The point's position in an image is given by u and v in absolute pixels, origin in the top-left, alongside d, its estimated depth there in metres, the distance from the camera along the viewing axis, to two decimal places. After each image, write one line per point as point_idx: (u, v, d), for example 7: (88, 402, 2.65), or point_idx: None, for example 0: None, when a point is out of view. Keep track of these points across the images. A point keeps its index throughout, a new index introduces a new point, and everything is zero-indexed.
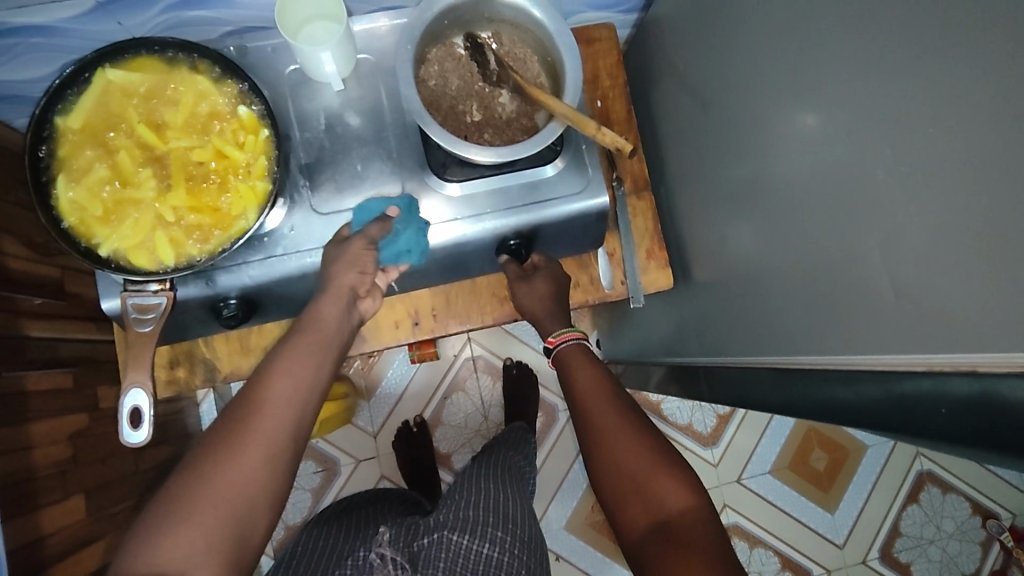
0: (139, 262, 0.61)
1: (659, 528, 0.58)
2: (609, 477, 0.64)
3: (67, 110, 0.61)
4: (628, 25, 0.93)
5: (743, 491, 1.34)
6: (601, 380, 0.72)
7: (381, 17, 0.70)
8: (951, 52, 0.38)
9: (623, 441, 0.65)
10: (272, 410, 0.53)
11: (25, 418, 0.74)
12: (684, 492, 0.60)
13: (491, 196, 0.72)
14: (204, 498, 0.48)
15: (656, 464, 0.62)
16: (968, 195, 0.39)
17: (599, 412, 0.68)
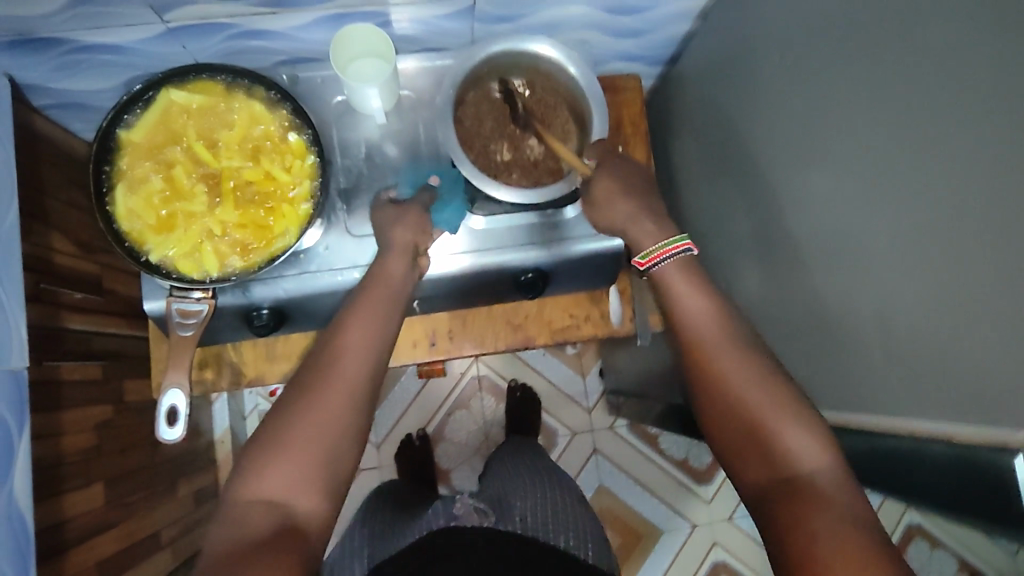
0: (185, 270, 0.66)
1: (786, 486, 0.50)
2: (717, 416, 0.56)
3: (131, 125, 0.66)
4: (653, 76, 0.98)
5: (732, 529, 1.41)
6: (714, 309, 0.59)
7: (418, 58, 0.76)
8: (960, 147, 0.42)
9: (738, 372, 0.55)
10: (347, 357, 0.59)
11: (58, 407, 0.78)
12: (815, 443, 0.51)
13: (512, 230, 0.77)
14: (301, 435, 0.55)
15: (776, 406, 0.53)
16: (970, 278, 0.42)
17: (710, 352, 0.57)
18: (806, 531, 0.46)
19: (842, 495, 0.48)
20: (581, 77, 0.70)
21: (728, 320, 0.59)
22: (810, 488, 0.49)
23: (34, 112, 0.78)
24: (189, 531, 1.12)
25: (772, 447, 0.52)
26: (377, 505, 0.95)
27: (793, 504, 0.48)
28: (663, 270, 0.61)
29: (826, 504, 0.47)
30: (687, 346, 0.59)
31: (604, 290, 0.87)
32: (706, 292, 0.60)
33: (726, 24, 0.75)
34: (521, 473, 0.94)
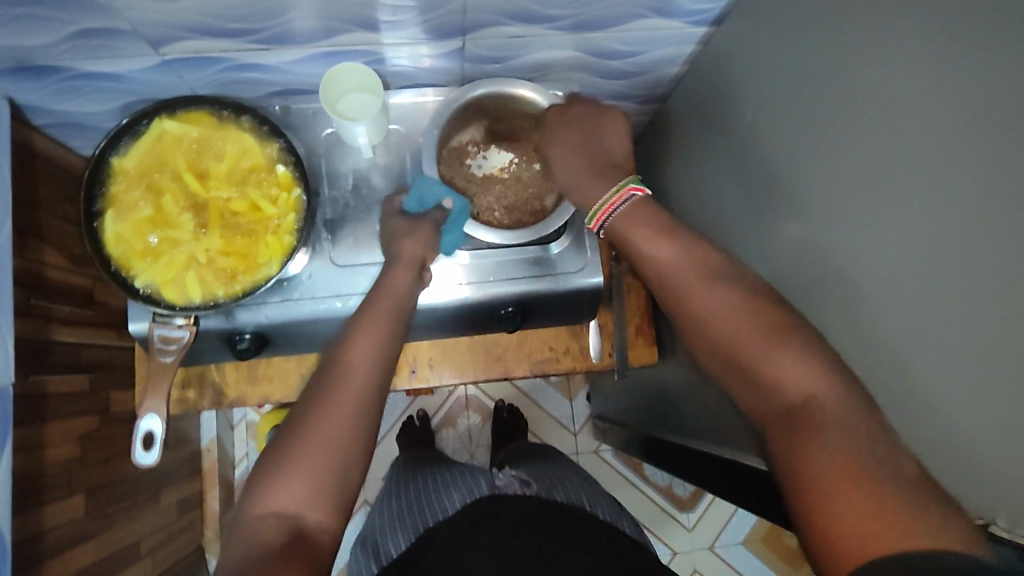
0: (169, 295, 0.68)
1: (788, 414, 0.51)
2: (715, 362, 0.57)
3: (123, 152, 0.68)
4: (643, 113, 1.00)
5: (715, 559, 1.41)
6: (680, 254, 0.62)
7: (428, 92, 0.80)
8: (967, 224, 0.43)
9: (719, 309, 0.58)
10: (355, 371, 0.61)
11: (42, 419, 0.79)
12: (803, 363, 0.51)
13: (496, 265, 0.79)
14: (312, 448, 0.56)
15: (761, 339, 0.54)
16: (975, 351, 0.43)
17: (690, 299, 0.60)
18: (806, 455, 0.47)
19: (845, 419, 0.47)
20: (562, 118, 0.74)
21: (704, 261, 0.61)
22: (807, 408, 0.49)
23: (33, 131, 0.80)
24: (170, 540, 1.13)
25: (765, 380, 0.53)
26: (403, 480, 1.01)
27: (792, 433, 0.49)
28: (618, 222, 0.65)
29: (821, 422, 0.48)
30: (673, 296, 0.61)
31: (584, 325, 0.90)
32: (673, 237, 0.63)
33: (717, 73, 0.77)
34: (529, 463, 1.01)
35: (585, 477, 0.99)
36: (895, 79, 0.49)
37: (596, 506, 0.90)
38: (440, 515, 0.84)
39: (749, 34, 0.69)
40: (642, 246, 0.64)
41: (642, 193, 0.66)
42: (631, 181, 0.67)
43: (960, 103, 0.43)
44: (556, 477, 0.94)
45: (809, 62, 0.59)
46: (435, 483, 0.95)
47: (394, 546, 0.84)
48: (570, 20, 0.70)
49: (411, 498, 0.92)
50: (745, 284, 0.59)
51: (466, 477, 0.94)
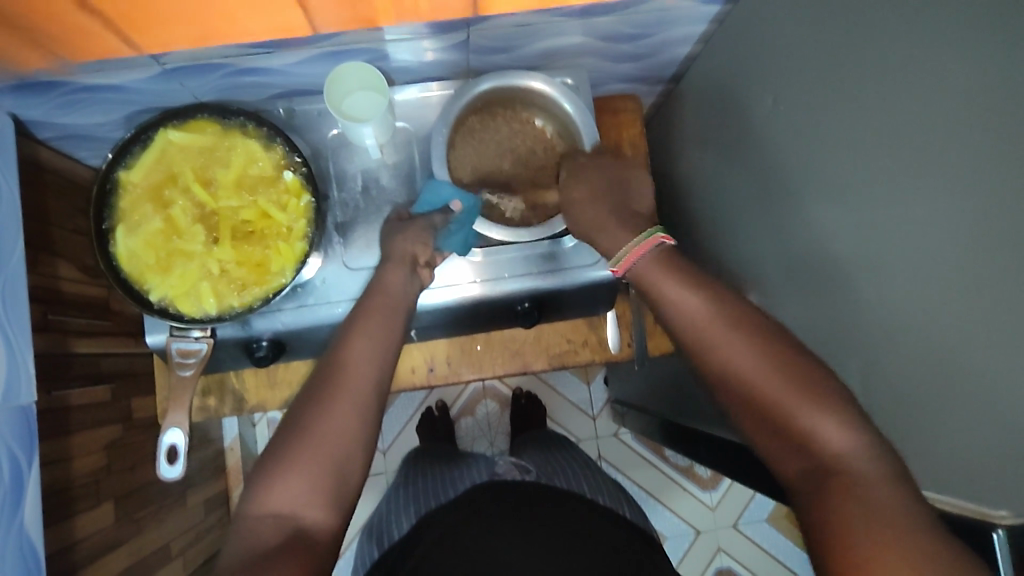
0: (185, 308, 0.68)
1: (821, 474, 0.51)
2: (743, 415, 0.56)
3: (129, 165, 0.68)
4: (653, 94, 0.97)
5: (739, 537, 1.42)
6: (703, 299, 0.60)
7: (433, 86, 0.78)
8: (998, 212, 0.42)
9: (743, 364, 0.56)
10: (356, 374, 0.60)
11: (67, 432, 0.80)
12: (835, 426, 0.51)
13: (510, 261, 0.77)
14: (327, 464, 0.56)
15: (790, 392, 0.53)
16: (1005, 345, 0.42)
17: (724, 356, 0.57)
18: (849, 526, 0.47)
19: (878, 483, 0.48)
20: (574, 111, 0.72)
21: (724, 308, 0.59)
22: (839, 470, 0.50)
23: (39, 144, 0.79)
24: (200, 539, 1.15)
25: (795, 438, 0.53)
26: (413, 466, 1.03)
27: (830, 496, 0.49)
28: (642, 266, 0.63)
29: (860, 481, 0.49)
30: (695, 347, 0.59)
31: (601, 316, 0.89)
32: (701, 291, 0.60)
33: (730, 52, 0.75)
34: (532, 452, 1.03)
35: (589, 462, 1.00)
36: (921, 57, 0.47)
37: (597, 492, 0.89)
38: (446, 495, 0.86)
39: (764, 10, 0.66)
40: (668, 294, 0.61)
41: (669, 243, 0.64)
42: (659, 231, 0.65)
43: (992, 83, 0.41)
44: (561, 462, 0.96)
45: (828, 40, 0.57)
46: (444, 471, 0.97)
47: (397, 528, 0.85)
48: (578, 7, 0.68)
49: (419, 482, 0.94)
50: (777, 340, 0.57)
51: (474, 466, 0.96)
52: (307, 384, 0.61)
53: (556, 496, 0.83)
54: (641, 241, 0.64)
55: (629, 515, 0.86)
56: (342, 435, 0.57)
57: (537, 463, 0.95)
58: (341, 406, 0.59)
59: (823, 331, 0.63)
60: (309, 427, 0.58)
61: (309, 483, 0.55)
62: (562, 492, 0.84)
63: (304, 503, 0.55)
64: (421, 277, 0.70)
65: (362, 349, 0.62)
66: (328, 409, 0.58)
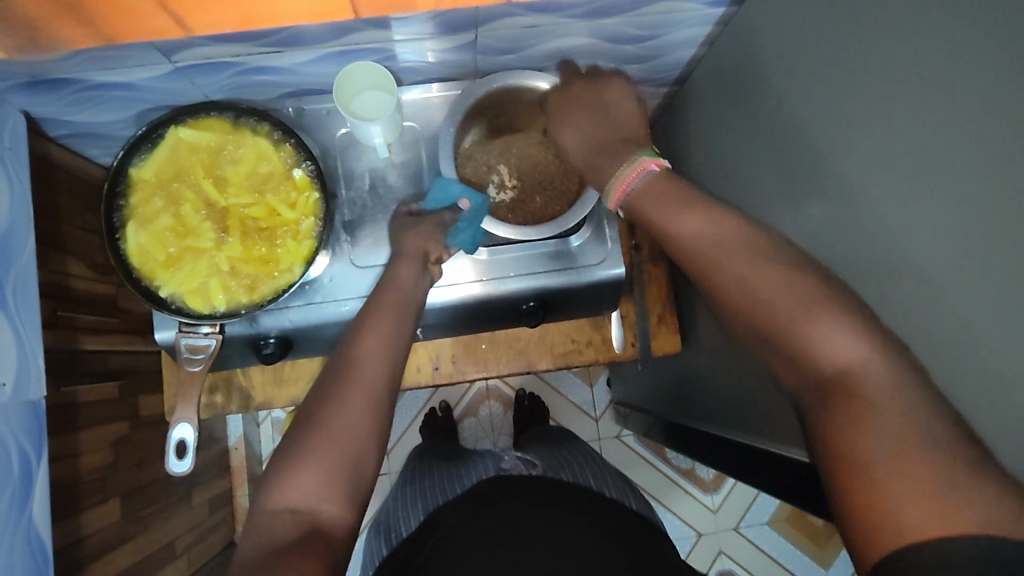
0: (194, 305, 0.68)
1: (824, 388, 0.46)
2: (747, 339, 0.52)
3: (140, 162, 0.68)
4: (659, 96, 0.98)
5: (740, 540, 1.42)
6: (707, 219, 0.56)
7: (435, 87, 0.80)
8: (999, 210, 0.42)
9: (745, 279, 0.52)
10: (365, 369, 0.61)
11: (74, 428, 0.80)
12: (847, 335, 0.46)
13: (515, 260, 0.78)
14: (333, 460, 0.56)
15: (799, 309, 0.48)
16: (1007, 342, 0.43)
17: (731, 275, 0.53)
18: (854, 445, 0.43)
19: (889, 393, 0.43)
20: None
21: (726, 224, 0.55)
22: (850, 381, 0.45)
23: (49, 143, 0.79)
24: (204, 538, 1.15)
25: (804, 356, 0.48)
26: (418, 463, 1.04)
27: (837, 413, 0.44)
28: (636, 194, 0.61)
29: (866, 396, 0.43)
30: (692, 265, 0.55)
31: (605, 316, 0.89)
32: (706, 208, 0.56)
33: (734, 55, 0.76)
34: (536, 449, 1.02)
35: (592, 455, 0.99)
36: (924, 57, 0.47)
37: (603, 484, 0.90)
38: (450, 495, 0.85)
39: (769, 11, 0.67)
40: (663, 217, 0.58)
41: (661, 166, 0.62)
42: (644, 158, 0.63)
43: (994, 81, 0.42)
44: (568, 458, 0.96)
45: (832, 41, 0.57)
46: (450, 468, 0.97)
47: (403, 526, 0.86)
48: (583, 8, 0.69)
49: (425, 479, 0.95)
50: (795, 256, 0.52)
51: (481, 461, 0.95)
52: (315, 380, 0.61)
53: (562, 488, 0.83)
54: (629, 170, 0.63)
55: (634, 506, 0.87)
56: (348, 430, 0.58)
57: (544, 458, 0.95)
58: (349, 400, 0.59)
59: None
60: (315, 423, 0.58)
61: (315, 477, 0.55)
62: (568, 486, 0.84)
63: (311, 498, 0.55)
64: (431, 273, 0.71)
65: (368, 343, 0.62)
66: (336, 403, 0.59)
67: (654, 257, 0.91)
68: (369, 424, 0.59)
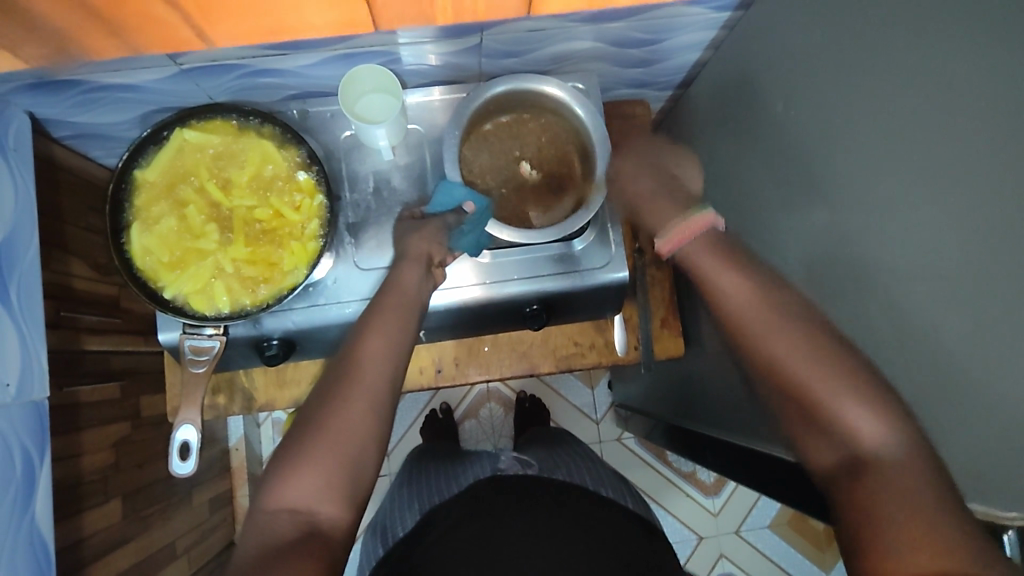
0: (198, 306, 0.68)
1: (852, 464, 0.50)
2: (780, 407, 0.56)
3: (145, 165, 0.68)
4: (662, 100, 0.98)
5: (741, 543, 1.42)
6: (749, 291, 0.58)
7: (435, 91, 0.79)
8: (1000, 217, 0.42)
9: (784, 350, 0.55)
10: (367, 372, 0.61)
11: (77, 428, 0.80)
12: (877, 414, 0.50)
13: (519, 263, 0.78)
14: (334, 463, 0.56)
15: (834, 384, 0.52)
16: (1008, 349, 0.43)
17: (759, 345, 0.56)
18: (876, 520, 0.47)
19: (914, 471, 0.47)
20: (584, 114, 0.73)
21: (768, 295, 0.58)
22: (874, 461, 0.49)
23: (54, 143, 0.79)
24: (204, 538, 1.15)
25: (830, 424, 0.52)
26: (416, 464, 1.04)
27: (861, 490, 0.49)
28: (683, 250, 0.62)
29: (891, 475, 0.48)
30: (737, 331, 0.58)
31: (608, 319, 0.89)
32: (749, 278, 0.59)
33: (737, 59, 0.76)
34: (534, 450, 1.02)
35: (586, 455, 0.98)
36: (925, 64, 0.47)
37: (600, 485, 0.89)
38: (447, 495, 0.85)
39: (773, 16, 0.67)
40: (711, 281, 0.60)
41: (718, 225, 0.62)
42: (709, 211, 0.62)
43: (994, 88, 0.42)
44: (564, 458, 0.96)
45: (836, 46, 0.57)
46: (447, 469, 0.97)
47: (399, 525, 0.86)
48: (587, 12, 0.69)
49: (422, 480, 0.95)
50: (816, 321, 0.55)
51: (479, 461, 0.95)
52: (317, 382, 0.61)
53: (558, 488, 0.83)
54: (693, 223, 0.62)
55: (631, 506, 0.86)
56: (350, 433, 0.58)
57: (541, 459, 0.95)
58: (352, 403, 0.59)
59: None
60: (317, 426, 0.58)
61: (319, 479, 0.55)
62: (563, 484, 0.84)
63: (315, 499, 0.55)
64: (435, 276, 0.71)
65: (370, 346, 0.62)
66: (339, 406, 0.58)
67: (658, 260, 0.91)
68: (372, 426, 0.59)
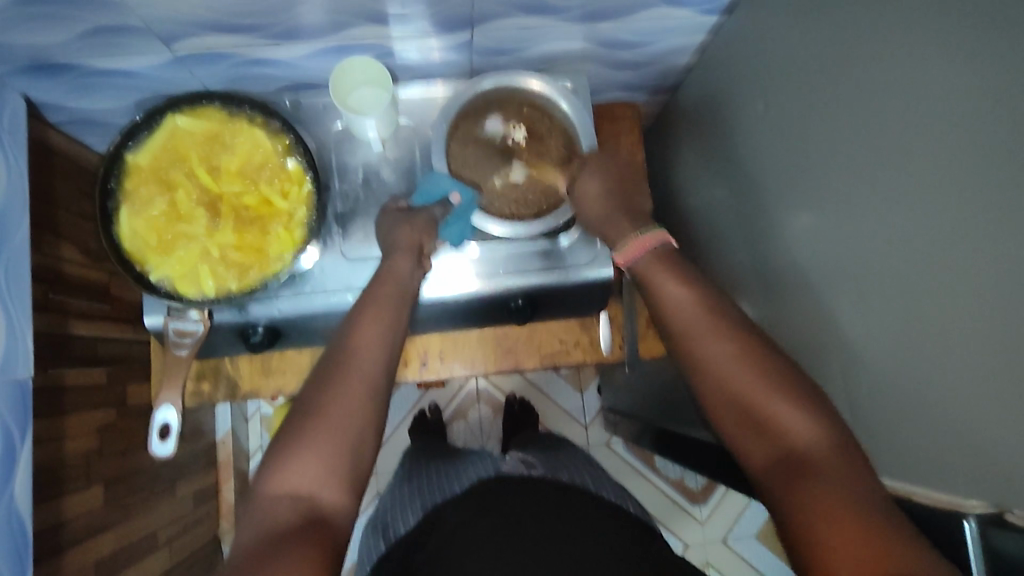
0: (183, 289, 0.69)
1: (789, 463, 0.52)
2: (718, 409, 0.57)
3: (136, 148, 0.69)
4: (653, 104, 0.99)
5: (728, 552, 1.41)
6: (691, 294, 0.61)
7: (438, 84, 0.80)
8: (972, 211, 0.43)
9: (721, 355, 0.57)
10: (360, 360, 0.61)
11: (61, 411, 0.80)
12: (808, 417, 0.52)
13: (505, 258, 0.79)
14: (318, 448, 0.56)
15: (772, 391, 0.54)
16: (981, 341, 0.43)
17: (704, 352, 0.58)
18: (815, 517, 0.47)
19: (847, 473, 0.49)
20: (570, 110, 0.76)
21: (708, 301, 0.61)
22: (809, 458, 0.51)
23: (49, 128, 0.80)
24: (187, 531, 1.15)
25: (767, 426, 0.54)
26: (416, 461, 1.04)
27: (799, 487, 0.50)
28: (643, 261, 0.64)
29: (826, 473, 0.49)
30: (679, 335, 0.60)
31: (594, 318, 0.90)
32: (690, 285, 0.61)
33: (725, 62, 0.77)
34: (532, 449, 1.03)
35: (588, 460, 0.99)
36: (903, 63, 0.48)
37: (601, 487, 0.90)
38: (448, 495, 0.86)
39: (758, 20, 0.68)
40: (657, 286, 0.62)
41: (670, 242, 0.65)
42: (661, 229, 0.66)
43: (968, 85, 0.43)
44: (566, 460, 0.97)
45: (817, 48, 0.58)
46: (448, 467, 0.98)
47: (398, 524, 0.86)
48: (578, 11, 0.70)
49: (422, 477, 0.95)
50: (748, 331, 0.58)
51: (483, 460, 0.96)
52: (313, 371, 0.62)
53: (563, 490, 0.84)
54: (646, 236, 0.65)
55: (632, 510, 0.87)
56: (334, 418, 0.58)
57: (545, 459, 0.95)
58: (345, 391, 0.59)
59: (807, 334, 0.64)
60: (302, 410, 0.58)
61: (300, 462, 0.56)
62: (566, 488, 0.85)
63: (292, 481, 0.55)
64: (425, 269, 0.71)
65: (358, 333, 0.62)
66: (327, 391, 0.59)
67: None
68: (354, 410, 0.59)
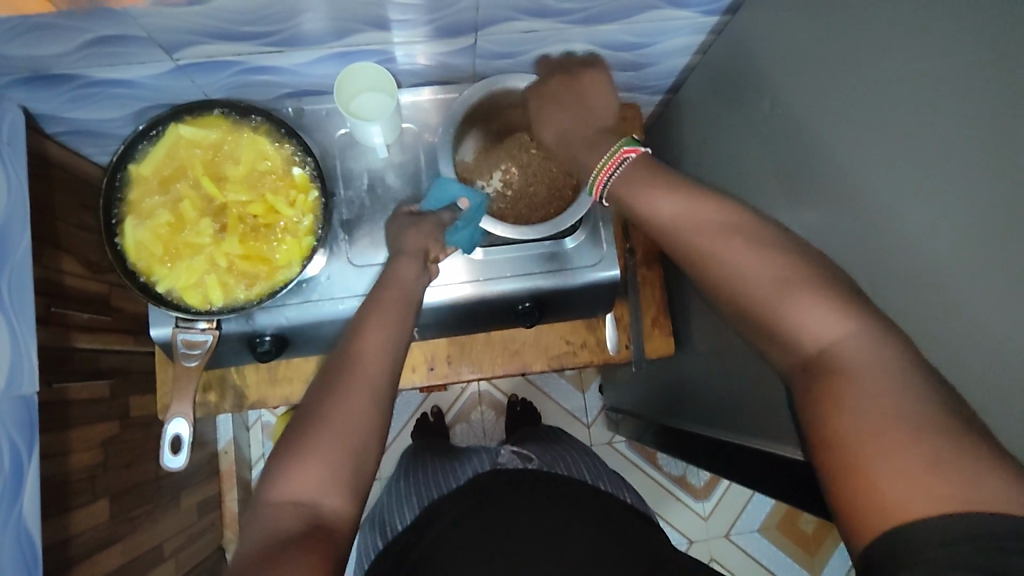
0: (192, 300, 0.69)
1: (811, 369, 0.46)
2: (741, 322, 0.51)
3: (139, 159, 0.68)
4: (652, 104, 1.00)
5: (731, 547, 1.42)
6: (683, 201, 0.55)
7: (424, 90, 0.81)
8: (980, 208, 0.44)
9: (732, 259, 0.51)
10: (365, 365, 0.61)
11: (65, 426, 0.79)
12: (829, 313, 0.46)
13: (511, 260, 0.79)
14: (329, 457, 0.56)
15: (787, 291, 0.48)
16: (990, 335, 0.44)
17: (715, 258, 0.52)
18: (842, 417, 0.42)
19: (871, 363, 0.43)
20: None
21: (705, 205, 0.54)
22: (831, 357, 0.45)
23: (47, 140, 0.79)
24: (192, 542, 1.14)
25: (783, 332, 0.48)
26: (413, 458, 1.04)
27: (826, 389, 0.44)
28: (617, 181, 0.60)
29: (848, 372, 0.43)
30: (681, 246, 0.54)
31: (600, 319, 0.90)
32: (684, 192, 0.55)
33: (726, 61, 0.78)
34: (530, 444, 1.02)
35: (585, 452, 0.99)
36: (908, 63, 0.49)
37: (598, 480, 0.90)
38: (446, 490, 0.85)
39: (760, 20, 0.68)
40: (645, 199, 0.56)
41: (640, 152, 0.60)
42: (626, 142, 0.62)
43: (973, 84, 0.43)
44: (561, 453, 0.96)
45: (821, 47, 0.59)
46: (444, 464, 0.97)
47: (397, 520, 0.86)
48: (581, 14, 0.70)
49: (417, 474, 0.95)
50: (760, 239, 0.52)
51: (478, 455, 0.96)
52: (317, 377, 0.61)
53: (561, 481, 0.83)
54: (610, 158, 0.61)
55: (630, 499, 0.87)
56: (345, 424, 0.58)
57: (541, 453, 0.95)
58: (352, 397, 0.59)
59: None
60: (313, 417, 0.58)
61: (312, 470, 0.55)
62: (563, 479, 0.85)
63: (307, 489, 0.55)
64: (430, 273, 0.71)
65: (366, 338, 0.62)
66: (336, 398, 0.58)
67: (648, 261, 0.92)
68: (365, 417, 0.58)
